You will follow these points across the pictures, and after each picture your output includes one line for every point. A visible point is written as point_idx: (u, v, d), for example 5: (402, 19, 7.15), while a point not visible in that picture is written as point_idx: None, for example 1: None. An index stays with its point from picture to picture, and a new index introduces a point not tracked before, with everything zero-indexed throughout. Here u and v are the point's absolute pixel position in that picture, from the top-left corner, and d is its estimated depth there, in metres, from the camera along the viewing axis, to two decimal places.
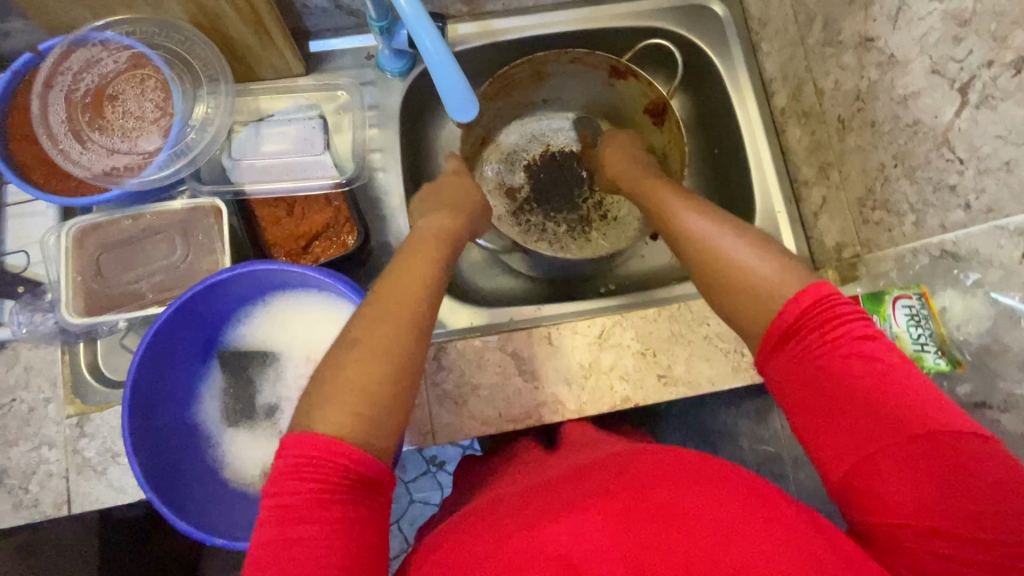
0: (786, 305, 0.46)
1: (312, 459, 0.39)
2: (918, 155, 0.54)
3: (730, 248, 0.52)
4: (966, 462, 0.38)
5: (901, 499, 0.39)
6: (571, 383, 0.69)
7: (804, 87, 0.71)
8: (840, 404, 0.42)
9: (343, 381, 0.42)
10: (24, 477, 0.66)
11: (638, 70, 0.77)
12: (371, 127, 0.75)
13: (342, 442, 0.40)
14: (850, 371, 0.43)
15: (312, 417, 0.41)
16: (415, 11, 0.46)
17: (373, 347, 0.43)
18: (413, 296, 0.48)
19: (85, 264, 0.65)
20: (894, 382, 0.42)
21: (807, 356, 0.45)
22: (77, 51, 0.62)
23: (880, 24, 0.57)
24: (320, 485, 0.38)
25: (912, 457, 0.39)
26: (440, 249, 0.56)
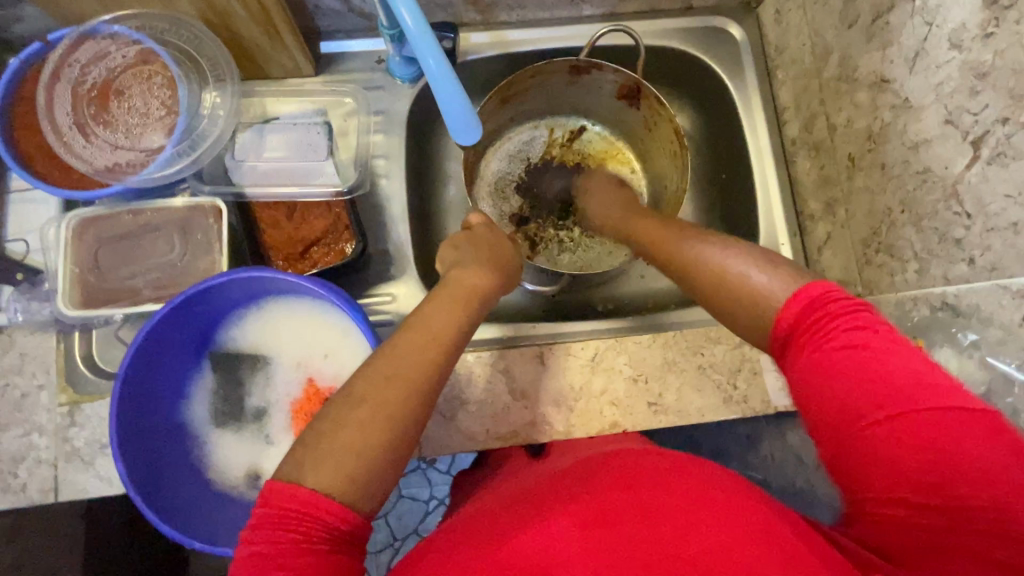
0: (783, 308, 0.44)
1: (288, 511, 0.38)
2: (926, 204, 0.53)
3: (735, 269, 0.49)
4: (963, 438, 0.36)
5: (898, 488, 0.37)
6: (560, 404, 0.69)
7: (817, 119, 0.69)
8: (833, 396, 0.40)
9: (341, 441, 0.40)
10: (13, 462, 0.67)
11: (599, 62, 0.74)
12: (376, 132, 0.75)
13: (325, 498, 0.38)
14: (841, 361, 0.40)
15: (301, 472, 0.39)
16: (419, 27, 0.46)
17: (378, 406, 0.42)
18: (428, 352, 0.47)
19: (83, 256, 0.65)
20: (884, 364, 0.39)
21: (801, 350, 0.42)
22: (86, 42, 0.62)
23: (896, 66, 0.55)
24: (298, 537, 0.38)
25: (910, 444, 0.37)
26: (463, 304, 0.54)
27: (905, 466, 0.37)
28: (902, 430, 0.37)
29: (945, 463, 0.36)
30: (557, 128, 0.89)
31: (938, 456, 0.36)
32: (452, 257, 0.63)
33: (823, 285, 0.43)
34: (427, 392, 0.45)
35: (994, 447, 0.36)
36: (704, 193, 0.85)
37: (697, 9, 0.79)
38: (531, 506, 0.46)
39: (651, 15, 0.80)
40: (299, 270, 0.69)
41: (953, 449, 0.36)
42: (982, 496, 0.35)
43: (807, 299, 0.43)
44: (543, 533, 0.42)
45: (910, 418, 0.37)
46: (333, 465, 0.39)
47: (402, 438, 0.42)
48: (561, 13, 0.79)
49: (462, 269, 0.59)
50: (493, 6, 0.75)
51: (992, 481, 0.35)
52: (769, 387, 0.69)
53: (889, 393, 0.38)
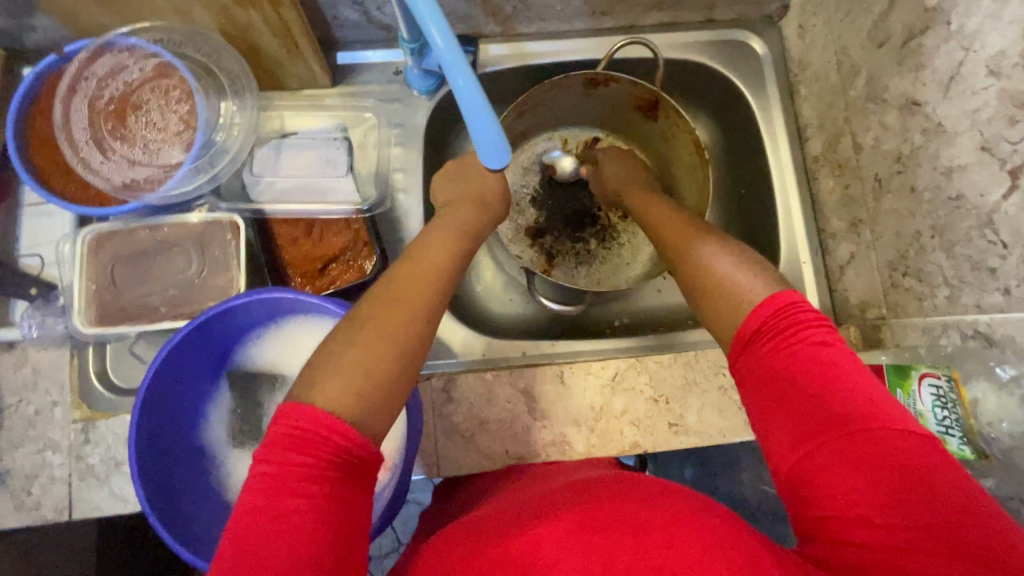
0: (752, 312, 0.48)
1: (306, 433, 0.37)
2: (958, 231, 0.53)
3: (722, 269, 0.52)
4: (914, 455, 0.39)
5: (852, 499, 0.39)
6: (580, 425, 0.68)
7: (842, 138, 0.68)
8: (795, 407, 0.43)
9: (348, 360, 0.39)
10: (27, 479, 0.66)
11: (618, 75, 0.73)
12: (395, 146, 0.73)
13: (341, 420, 0.37)
14: (805, 374, 0.44)
15: (313, 393, 0.38)
16: (450, 47, 0.44)
17: (382, 327, 0.42)
18: (427, 290, 0.46)
19: (99, 272, 0.64)
20: (845, 383, 0.43)
21: (770, 361, 0.46)
22: (103, 56, 0.61)
23: (929, 89, 0.55)
24: (314, 461, 0.36)
25: (854, 451, 0.40)
26: (457, 236, 0.55)
27: (862, 476, 0.39)
28: (858, 442, 0.40)
29: (899, 476, 0.38)
30: (571, 139, 0.88)
31: (892, 469, 0.39)
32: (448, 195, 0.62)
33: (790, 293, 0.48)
34: (429, 315, 0.45)
35: (945, 469, 0.39)
36: (723, 208, 0.84)
37: (718, 22, 0.78)
38: (543, 508, 0.46)
39: (671, 28, 0.78)
40: (318, 286, 0.69)
41: (908, 465, 0.39)
42: (934, 510, 0.37)
43: (777, 305, 0.47)
44: (534, 535, 0.43)
45: (866, 431, 0.40)
46: (343, 385, 0.38)
47: (407, 363, 0.42)
48: (581, 25, 0.77)
49: (452, 207, 0.59)
50: (514, 18, 0.74)
51: (943, 498, 0.37)
52: None
53: (849, 407, 0.41)
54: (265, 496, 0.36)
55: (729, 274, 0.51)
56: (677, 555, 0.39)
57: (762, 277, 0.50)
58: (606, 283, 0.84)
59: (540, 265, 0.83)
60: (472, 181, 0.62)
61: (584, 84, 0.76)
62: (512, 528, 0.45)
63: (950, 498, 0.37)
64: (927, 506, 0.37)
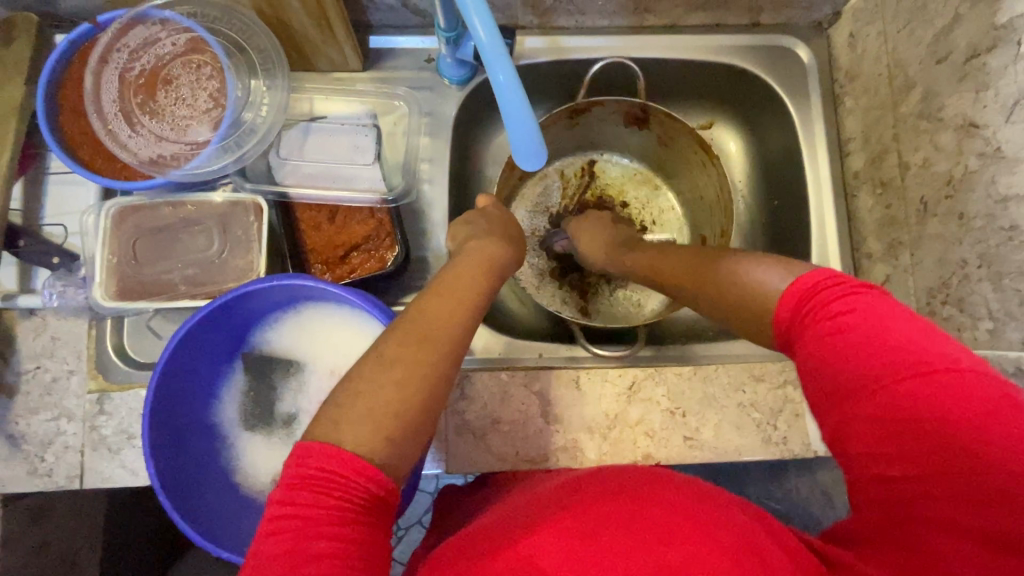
0: (779, 304, 0.45)
1: (330, 473, 0.37)
2: (1009, 262, 0.51)
3: (753, 271, 0.49)
4: (956, 407, 0.36)
5: (882, 459, 0.38)
6: (593, 432, 0.67)
7: (887, 155, 0.66)
8: (824, 373, 0.41)
9: (371, 404, 0.39)
10: (41, 446, 0.66)
11: (598, 99, 0.74)
12: (423, 135, 0.72)
13: (364, 462, 0.37)
14: (834, 340, 0.41)
15: (340, 432, 0.38)
16: (493, 40, 0.42)
17: (410, 364, 0.41)
18: (453, 313, 0.46)
19: (121, 246, 0.64)
20: (878, 341, 0.39)
21: (805, 333, 0.43)
22: (136, 28, 0.60)
23: (990, 112, 0.53)
24: (340, 502, 0.36)
25: (893, 411, 0.38)
26: (484, 266, 0.54)
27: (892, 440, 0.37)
28: (886, 404, 0.38)
29: (933, 433, 0.36)
30: (568, 169, 0.86)
31: (929, 426, 0.36)
32: (464, 232, 0.62)
33: (813, 274, 0.44)
34: (455, 344, 0.44)
35: (989, 415, 0.36)
36: (754, 219, 0.81)
37: (764, 26, 0.75)
38: (537, 510, 0.45)
39: (715, 29, 0.76)
40: (338, 275, 0.68)
41: (947, 420, 0.36)
42: (975, 464, 0.35)
43: (799, 287, 0.44)
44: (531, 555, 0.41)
45: (897, 393, 0.38)
46: (372, 426, 0.38)
47: (435, 397, 0.41)
48: (620, 21, 0.75)
49: (476, 240, 0.59)
50: (553, 11, 0.72)
51: (988, 450, 0.35)
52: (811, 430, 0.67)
53: (880, 367, 0.38)
54: (295, 540, 0.36)
55: (758, 275, 0.48)
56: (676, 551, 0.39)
57: (789, 268, 0.47)
58: (637, 301, 0.83)
59: (575, 304, 0.82)
60: (502, 223, 0.64)
61: (568, 116, 0.76)
62: (513, 532, 0.43)
63: (999, 450, 0.35)
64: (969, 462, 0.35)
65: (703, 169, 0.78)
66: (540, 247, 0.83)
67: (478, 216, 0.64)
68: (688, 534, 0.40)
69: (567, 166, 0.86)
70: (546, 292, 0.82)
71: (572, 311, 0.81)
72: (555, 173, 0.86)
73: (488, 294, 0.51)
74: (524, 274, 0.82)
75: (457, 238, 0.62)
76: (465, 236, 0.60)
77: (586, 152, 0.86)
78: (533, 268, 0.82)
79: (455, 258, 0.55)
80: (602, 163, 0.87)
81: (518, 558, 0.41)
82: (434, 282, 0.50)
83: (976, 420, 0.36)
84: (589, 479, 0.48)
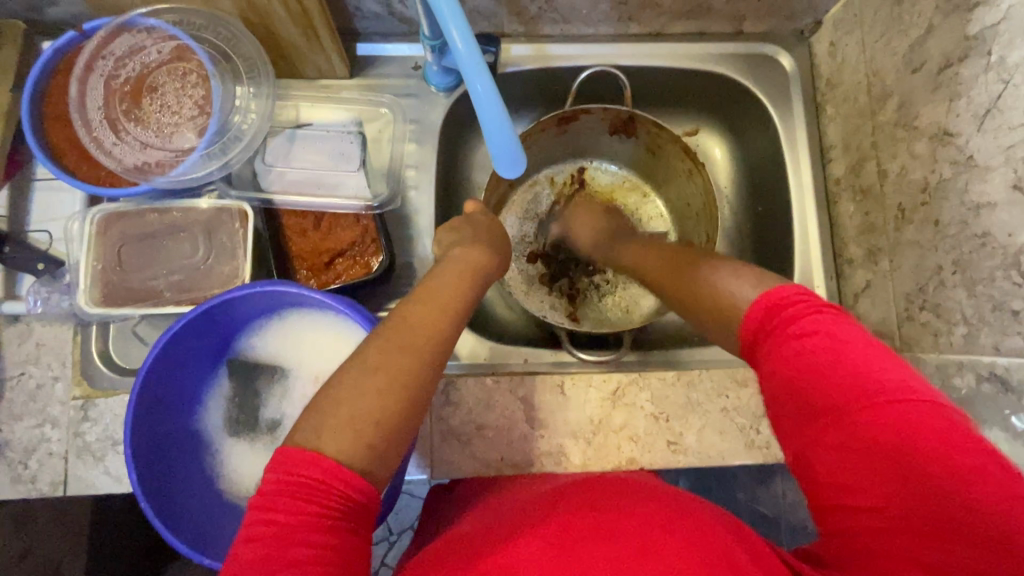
0: (745, 317, 0.46)
1: (309, 480, 0.37)
2: (981, 269, 0.52)
3: (723, 282, 0.49)
4: (913, 438, 0.37)
5: (842, 483, 0.39)
6: (578, 437, 0.67)
7: (866, 163, 0.67)
8: (790, 397, 0.42)
9: (351, 412, 0.39)
10: (24, 452, 0.66)
11: (585, 107, 0.74)
12: (409, 142, 0.72)
13: (342, 468, 0.38)
14: (800, 365, 0.42)
15: (321, 439, 0.38)
16: (471, 51, 0.42)
17: (390, 375, 0.41)
18: (434, 322, 0.46)
19: (106, 252, 0.64)
20: (841, 367, 0.40)
21: (771, 353, 0.44)
22: (122, 35, 0.61)
23: (963, 121, 0.54)
24: (318, 508, 0.37)
25: (852, 435, 0.39)
26: (470, 276, 0.55)
27: (852, 465, 0.38)
28: (848, 428, 0.39)
29: (892, 462, 0.37)
30: (556, 177, 0.87)
31: (887, 455, 0.37)
32: (450, 239, 0.62)
33: (783, 289, 0.45)
34: (435, 354, 0.44)
35: (946, 447, 0.37)
36: (739, 225, 0.82)
37: (747, 34, 0.76)
38: (515, 522, 0.46)
39: (698, 38, 0.76)
40: (323, 281, 0.68)
41: (906, 449, 0.37)
42: (926, 494, 0.36)
43: (767, 305, 0.45)
44: (510, 558, 0.41)
45: (864, 417, 0.39)
46: (352, 434, 0.38)
47: (416, 405, 0.42)
48: (605, 30, 0.76)
49: (461, 248, 0.59)
50: (538, 19, 0.73)
51: (943, 476, 0.36)
52: None
53: (842, 394, 0.40)
54: (274, 546, 0.36)
55: (729, 287, 0.49)
56: (654, 559, 0.39)
57: (758, 279, 0.48)
58: (625, 308, 0.83)
59: (564, 310, 0.82)
60: (488, 231, 0.65)
61: (555, 124, 0.77)
62: (493, 542, 0.44)
63: (950, 483, 0.36)
64: (922, 492, 0.36)
65: (689, 176, 0.79)
66: (530, 254, 0.84)
67: (463, 224, 0.64)
68: (663, 541, 0.40)
69: (556, 174, 0.87)
70: (535, 297, 0.82)
71: (560, 317, 0.81)
72: (544, 180, 0.86)
73: (472, 304, 0.52)
74: (513, 280, 0.82)
75: (443, 245, 0.62)
76: (451, 243, 0.61)
77: (574, 160, 0.86)
78: (521, 275, 0.83)
79: (440, 267, 0.56)
80: (591, 170, 0.87)
81: (495, 565, 0.41)
82: (416, 290, 0.51)
83: (932, 452, 0.37)
84: (572, 495, 0.49)
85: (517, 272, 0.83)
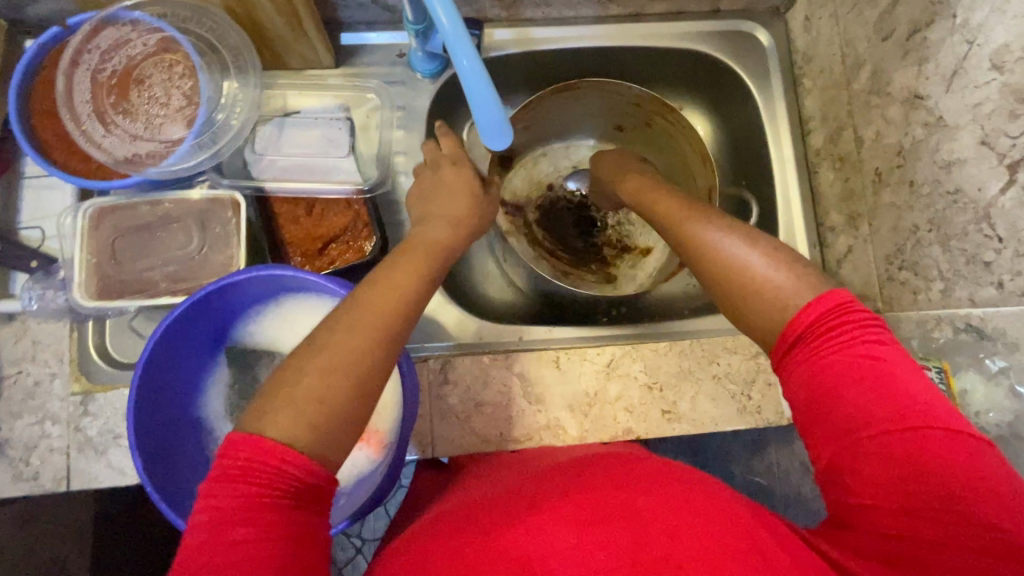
0: (806, 308, 0.45)
1: (241, 462, 0.37)
2: (954, 225, 0.54)
3: (755, 261, 0.49)
4: (951, 452, 0.40)
5: (889, 495, 0.40)
6: (574, 409, 0.69)
7: (843, 131, 0.69)
8: (835, 406, 0.43)
9: (301, 389, 0.39)
10: (26, 449, 0.66)
11: (544, 93, 0.75)
12: (397, 128, 0.73)
13: (288, 450, 0.37)
14: (852, 373, 0.42)
15: (265, 422, 0.38)
16: (455, 26, 0.44)
17: (342, 351, 0.41)
18: (397, 299, 0.45)
19: (100, 246, 0.64)
20: (896, 387, 0.42)
21: (813, 359, 0.44)
22: (107, 29, 0.61)
23: (932, 83, 0.56)
24: (255, 490, 0.36)
25: (904, 448, 0.40)
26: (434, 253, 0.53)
27: (895, 473, 0.40)
28: (900, 442, 0.40)
29: (938, 475, 0.39)
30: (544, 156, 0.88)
31: (927, 466, 0.40)
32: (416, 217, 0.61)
33: (841, 293, 0.45)
34: (396, 330, 0.44)
35: (980, 465, 0.40)
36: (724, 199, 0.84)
37: (724, 12, 0.78)
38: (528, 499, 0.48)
39: (676, 17, 0.78)
40: (317, 267, 0.69)
41: (948, 464, 0.40)
42: (955, 506, 0.39)
43: (826, 308, 0.45)
44: (522, 531, 0.44)
45: (918, 434, 0.40)
46: (294, 412, 0.38)
47: (369, 382, 0.41)
48: (585, 12, 0.77)
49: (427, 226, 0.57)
50: (519, 3, 0.74)
51: (981, 496, 0.39)
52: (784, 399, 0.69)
53: (893, 409, 0.41)
54: (213, 530, 0.36)
55: (761, 265, 0.48)
56: (680, 546, 0.41)
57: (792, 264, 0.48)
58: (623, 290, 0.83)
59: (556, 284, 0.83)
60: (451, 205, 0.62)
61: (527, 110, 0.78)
62: (507, 517, 0.46)
63: (978, 497, 0.39)
64: (952, 507, 0.39)
65: (679, 135, 0.78)
66: (534, 245, 0.83)
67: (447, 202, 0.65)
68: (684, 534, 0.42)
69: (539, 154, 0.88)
70: (571, 279, 0.81)
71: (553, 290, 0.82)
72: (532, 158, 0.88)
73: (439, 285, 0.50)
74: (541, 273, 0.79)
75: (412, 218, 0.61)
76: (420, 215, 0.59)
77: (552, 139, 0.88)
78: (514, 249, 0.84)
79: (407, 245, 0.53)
80: (569, 146, 0.89)
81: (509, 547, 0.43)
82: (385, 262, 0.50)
83: (965, 468, 0.39)
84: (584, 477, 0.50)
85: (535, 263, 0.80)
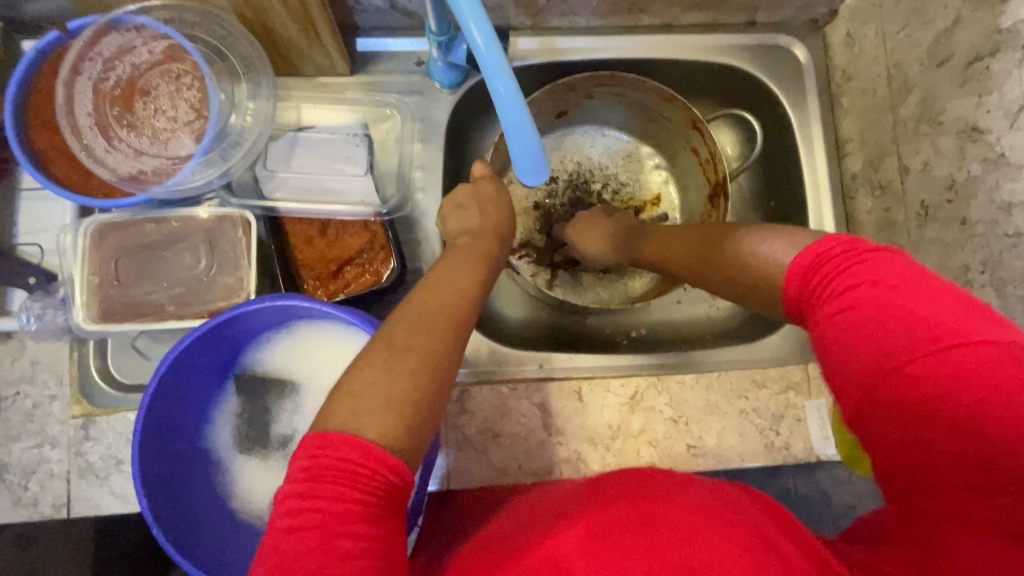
0: (784, 281, 0.46)
1: (349, 464, 0.36)
2: (1012, 269, 0.51)
3: (769, 251, 0.48)
4: (971, 383, 0.36)
5: (918, 446, 0.37)
6: (596, 443, 0.66)
7: (885, 157, 0.65)
8: (851, 347, 0.40)
9: (384, 397, 0.38)
10: (24, 474, 0.63)
11: (577, 76, 0.72)
12: (416, 141, 0.70)
13: (386, 452, 0.37)
14: (857, 317, 0.40)
15: (359, 422, 0.37)
16: (493, 49, 0.40)
17: (416, 355, 0.41)
18: (453, 311, 0.46)
19: (102, 265, 0.61)
20: (906, 320, 0.38)
21: (821, 310, 0.43)
22: (109, 34, 0.57)
23: (993, 116, 0.53)
24: (358, 496, 0.35)
25: (924, 386, 0.37)
26: (479, 264, 0.54)
27: (900, 425, 0.38)
28: (912, 379, 0.37)
29: (973, 416, 0.36)
30: (558, 147, 0.84)
31: (934, 410, 0.36)
32: (458, 221, 0.62)
33: (821, 243, 0.44)
34: (458, 337, 0.44)
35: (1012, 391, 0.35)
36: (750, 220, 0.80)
37: (760, 24, 0.74)
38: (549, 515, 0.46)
39: (710, 29, 0.74)
40: (331, 290, 0.67)
41: (970, 400, 0.36)
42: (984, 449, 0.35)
43: (807, 263, 0.45)
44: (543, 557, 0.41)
45: (922, 367, 0.37)
46: (393, 413, 0.38)
47: (444, 384, 0.42)
48: (613, 21, 0.73)
49: (471, 237, 0.59)
50: (546, 11, 0.70)
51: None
52: (813, 435, 0.67)
53: (905, 340, 0.38)
54: (316, 539, 0.34)
55: (773, 255, 0.48)
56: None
57: (794, 238, 0.47)
58: (643, 320, 0.81)
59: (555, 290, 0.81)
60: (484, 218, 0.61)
61: (550, 97, 0.74)
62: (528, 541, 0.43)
63: (1008, 431, 0.35)
64: (984, 450, 0.35)
65: (686, 131, 0.76)
66: (563, 266, 0.82)
67: (471, 203, 0.63)
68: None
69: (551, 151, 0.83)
70: (616, 273, 0.82)
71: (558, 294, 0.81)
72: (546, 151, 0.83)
73: (484, 291, 0.52)
74: (588, 295, 0.81)
75: (453, 230, 0.61)
76: (460, 229, 0.61)
77: (565, 132, 0.84)
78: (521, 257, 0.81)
79: (444, 257, 0.55)
80: (561, 141, 0.84)
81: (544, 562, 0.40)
82: (426, 277, 0.50)
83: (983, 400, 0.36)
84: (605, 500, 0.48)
85: (575, 293, 0.81)
